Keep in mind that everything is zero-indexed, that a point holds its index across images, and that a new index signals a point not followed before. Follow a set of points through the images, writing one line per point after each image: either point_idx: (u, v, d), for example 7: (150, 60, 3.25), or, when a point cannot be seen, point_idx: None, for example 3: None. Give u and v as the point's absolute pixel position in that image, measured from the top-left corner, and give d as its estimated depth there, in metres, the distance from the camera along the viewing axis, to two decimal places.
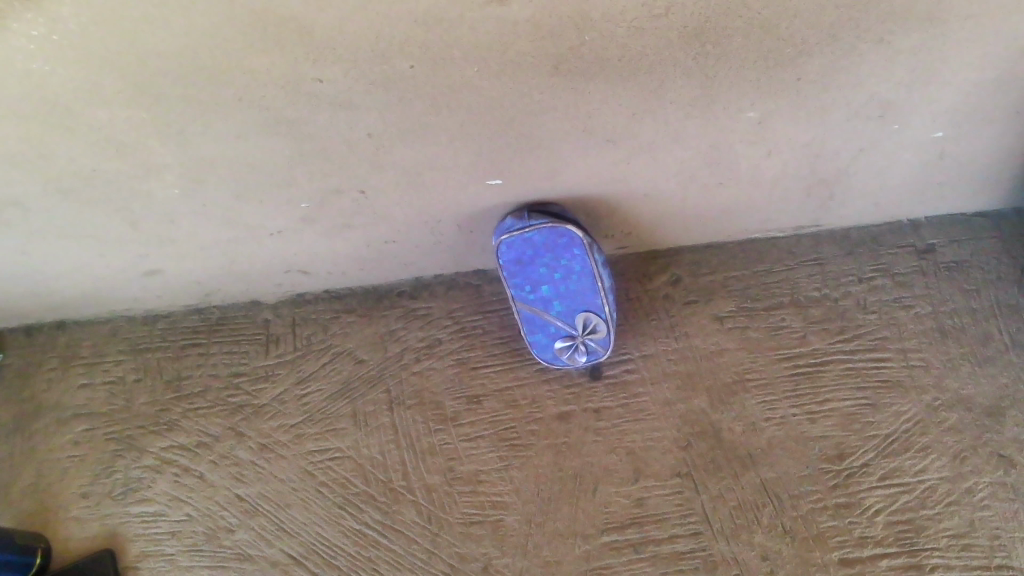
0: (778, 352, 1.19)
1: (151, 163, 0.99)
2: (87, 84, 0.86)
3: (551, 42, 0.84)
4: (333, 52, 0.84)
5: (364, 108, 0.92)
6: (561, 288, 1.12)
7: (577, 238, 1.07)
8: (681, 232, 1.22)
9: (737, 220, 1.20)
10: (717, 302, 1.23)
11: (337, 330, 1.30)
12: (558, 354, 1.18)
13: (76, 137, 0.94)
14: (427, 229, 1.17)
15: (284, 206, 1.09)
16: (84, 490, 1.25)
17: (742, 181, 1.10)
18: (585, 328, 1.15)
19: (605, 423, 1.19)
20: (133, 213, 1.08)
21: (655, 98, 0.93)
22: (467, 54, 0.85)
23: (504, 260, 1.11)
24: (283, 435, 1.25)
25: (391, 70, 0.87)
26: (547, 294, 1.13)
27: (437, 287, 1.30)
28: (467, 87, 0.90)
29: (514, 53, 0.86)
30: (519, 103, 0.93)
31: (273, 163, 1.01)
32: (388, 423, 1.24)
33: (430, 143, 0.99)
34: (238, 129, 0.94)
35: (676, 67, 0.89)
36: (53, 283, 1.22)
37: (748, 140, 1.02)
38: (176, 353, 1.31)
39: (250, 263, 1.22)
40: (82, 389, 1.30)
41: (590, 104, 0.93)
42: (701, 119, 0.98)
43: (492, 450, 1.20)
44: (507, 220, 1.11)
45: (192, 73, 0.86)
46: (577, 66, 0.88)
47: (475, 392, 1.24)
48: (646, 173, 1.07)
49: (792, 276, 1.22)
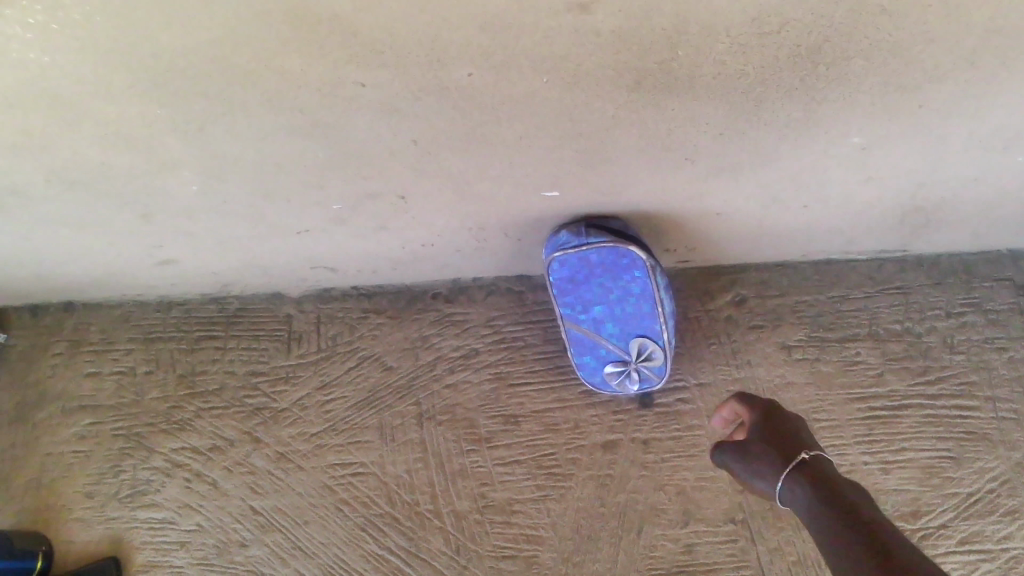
0: (851, 392, 1.08)
1: (165, 160, 0.87)
2: (97, 77, 0.74)
3: (639, 57, 0.71)
4: (381, 56, 0.71)
5: (412, 115, 0.80)
6: (617, 310, 1.01)
7: (638, 258, 0.96)
8: (752, 250, 1.09)
9: (816, 242, 1.07)
10: (784, 329, 1.11)
11: (365, 333, 1.20)
12: (608, 379, 1.08)
13: (82, 131, 0.82)
14: (470, 235, 1.05)
15: (312, 207, 0.98)
16: (90, 489, 1.19)
17: (830, 204, 0.97)
18: (639, 354, 1.04)
19: (654, 457, 1.09)
20: (146, 207, 0.97)
21: (748, 118, 0.80)
22: (535, 64, 0.72)
23: (555, 278, 1.01)
24: (302, 444, 1.16)
25: (447, 78, 0.74)
26: (600, 315, 1.03)
27: (476, 291, 1.19)
28: (532, 97, 0.77)
29: (591, 65, 0.72)
30: (590, 115, 0.80)
31: (304, 166, 0.89)
32: (417, 439, 1.14)
33: (483, 152, 0.87)
34: (265, 130, 0.82)
35: (780, 89, 0.76)
36: (60, 267, 1.13)
37: (847, 165, 0.89)
38: (190, 346, 1.23)
39: (273, 258, 1.12)
40: (90, 378, 1.23)
41: (671, 120, 0.81)
42: (797, 142, 0.84)
43: (529, 478, 1.11)
44: (562, 234, 0.99)
45: (218, 71, 0.73)
46: (663, 82, 0.74)
47: (512, 413, 1.13)
48: (722, 191, 0.94)
49: (872, 305, 1.10)
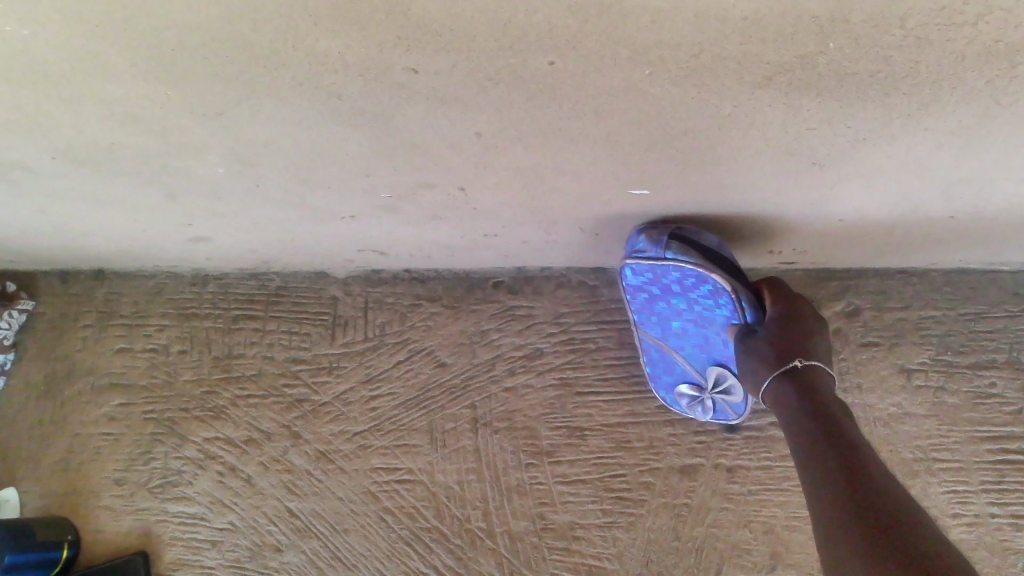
0: (980, 430, 0.92)
1: (185, 142, 0.74)
2: (91, 55, 0.60)
3: (775, 49, 0.54)
4: (438, 40, 0.55)
5: (478, 106, 0.64)
6: (695, 330, 0.86)
7: (722, 288, 0.79)
8: (873, 257, 0.92)
9: (954, 251, 0.89)
10: (904, 350, 0.94)
11: (418, 323, 1.07)
12: (678, 399, 0.92)
13: (84, 109, 0.69)
14: (540, 227, 0.90)
15: (358, 194, 0.84)
16: (118, 476, 1.10)
17: (983, 217, 0.79)
18: (716, 384, 0.88)
19: (740, 488, 0.96)
20: (169, 187, 0.84)
21: (905, 122, 0.63)
22: (636, 53, 0.56)
23: (630, 284, 0.87)
24: (344, 444, 1.05)
25: (521, 66, 0.58)
26: (676, 331, 0.88)
27: (543, 282, 1.04)
28: (628, 90, 0.61)
29: (710, 57, 0.56)
30: (699, 113, 0.63)
31: (347, 153, 0.75)
32: (471, 447, 1.02)
33: (562, 145, 0.71)
34: (298, 114, 0.68)
35: (956, 90, 0.58)
36: (83, 238, 1.01)
37: (1019, 178, 0.70)
38: (226, 326, 1.11)
39: (316, 240, 0.98)
40: (121, 354, 1.13)
41: (803, 122, 0.63)
42: (961, 151, 0.67)
43: (594, 501, 0.98)
44: (640, 239, 0.83)
45: (236, 52, 0.58)
46: (801, 78, 0.57)
47: (579, 425, 1.00)
48: (850, 198, 0.77)
49: (1013, 327, 0.92)
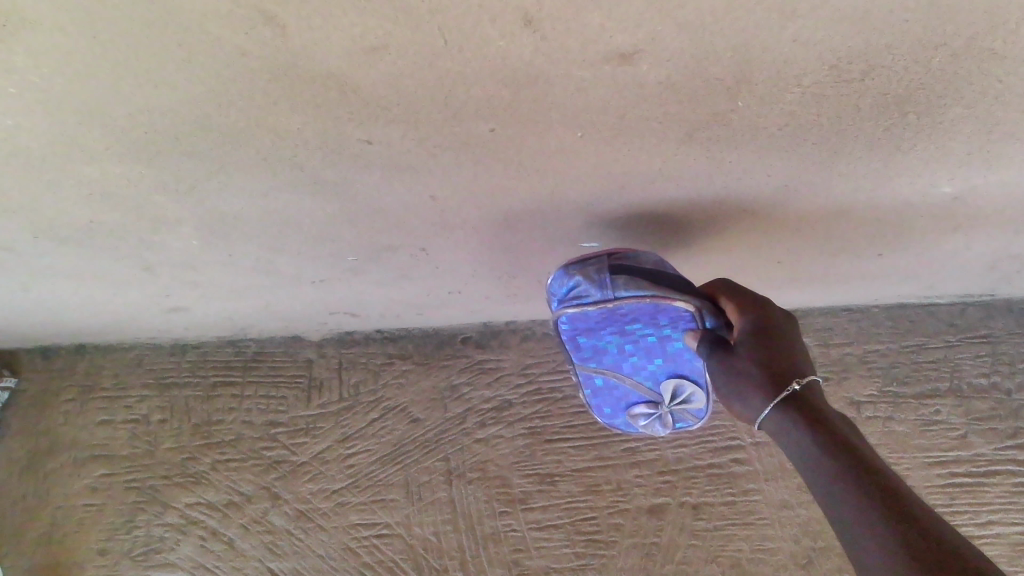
0: (929, 456, 0.96)
1: (159, 216, 0.79)
2: (69, 140, 0.65)
3: (689, 108, 0.60)
4: (387, 113, 0.61)
5: (430, 172, 0.70)
6: (643, 350, 0.78)
7: (681, 308, 0.72)
8: (815, 296, 0.98)
9: (890, 287, 0.95)
10: (852, 383, 0.99)
11: (390, 381, 1.11)
12: (635, 420, 0.86)
13: (63, 190, 0.74)
14: (501, 283, 0.95)
15: (327, 259, 0.89)
16: (102, 546, 1.12)
17: (909, 252, 0.85)
18: (674, 398, 0.81)
19: (706, 525, 1.00)
20: (144, 260, 0.89)
21: (820, 168, 0.69)
22: (567, 117, 0.62)
23: (566, 330, 0.79)
24: (323, 503, 1.08)
25: (464, 132, 0.64)
26: (622, 357, 0.80)
27: (509, 336, 1.10)
28: (564, 150, 0.67)
29: (633, 118, 0.62)
30: (633, 169, 0.69)
31: (313, 220, 0.80)
32: (445, 498, 1.05)
33: (511, 204, 0.76)
34: (262, 186, 0.73)
35: (859, 137, 0.64)
36: (64, 314, 1.05)
37: (933, 215, 0.77)
38: (205, 394, 1.15)
39: (289, 305, 1.03)
40: (102, 426, 1.16)
41: (727, 172, 0.69)
42: (876, 192, 0.73)
43: (567, 545, 1.01)
44: (575, 283, 0.74)
45: (203, 130, 0.64)
46: (717, 134, 0.64)
47: (548, 472, 1.04)
48: (783, 241, 0.83)
49: (952, 356, 0.98)
